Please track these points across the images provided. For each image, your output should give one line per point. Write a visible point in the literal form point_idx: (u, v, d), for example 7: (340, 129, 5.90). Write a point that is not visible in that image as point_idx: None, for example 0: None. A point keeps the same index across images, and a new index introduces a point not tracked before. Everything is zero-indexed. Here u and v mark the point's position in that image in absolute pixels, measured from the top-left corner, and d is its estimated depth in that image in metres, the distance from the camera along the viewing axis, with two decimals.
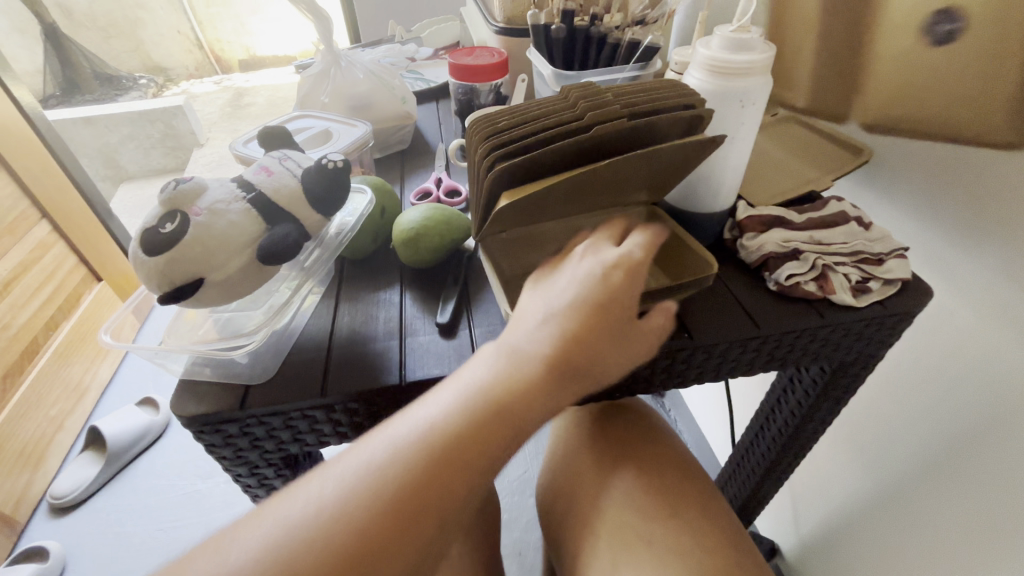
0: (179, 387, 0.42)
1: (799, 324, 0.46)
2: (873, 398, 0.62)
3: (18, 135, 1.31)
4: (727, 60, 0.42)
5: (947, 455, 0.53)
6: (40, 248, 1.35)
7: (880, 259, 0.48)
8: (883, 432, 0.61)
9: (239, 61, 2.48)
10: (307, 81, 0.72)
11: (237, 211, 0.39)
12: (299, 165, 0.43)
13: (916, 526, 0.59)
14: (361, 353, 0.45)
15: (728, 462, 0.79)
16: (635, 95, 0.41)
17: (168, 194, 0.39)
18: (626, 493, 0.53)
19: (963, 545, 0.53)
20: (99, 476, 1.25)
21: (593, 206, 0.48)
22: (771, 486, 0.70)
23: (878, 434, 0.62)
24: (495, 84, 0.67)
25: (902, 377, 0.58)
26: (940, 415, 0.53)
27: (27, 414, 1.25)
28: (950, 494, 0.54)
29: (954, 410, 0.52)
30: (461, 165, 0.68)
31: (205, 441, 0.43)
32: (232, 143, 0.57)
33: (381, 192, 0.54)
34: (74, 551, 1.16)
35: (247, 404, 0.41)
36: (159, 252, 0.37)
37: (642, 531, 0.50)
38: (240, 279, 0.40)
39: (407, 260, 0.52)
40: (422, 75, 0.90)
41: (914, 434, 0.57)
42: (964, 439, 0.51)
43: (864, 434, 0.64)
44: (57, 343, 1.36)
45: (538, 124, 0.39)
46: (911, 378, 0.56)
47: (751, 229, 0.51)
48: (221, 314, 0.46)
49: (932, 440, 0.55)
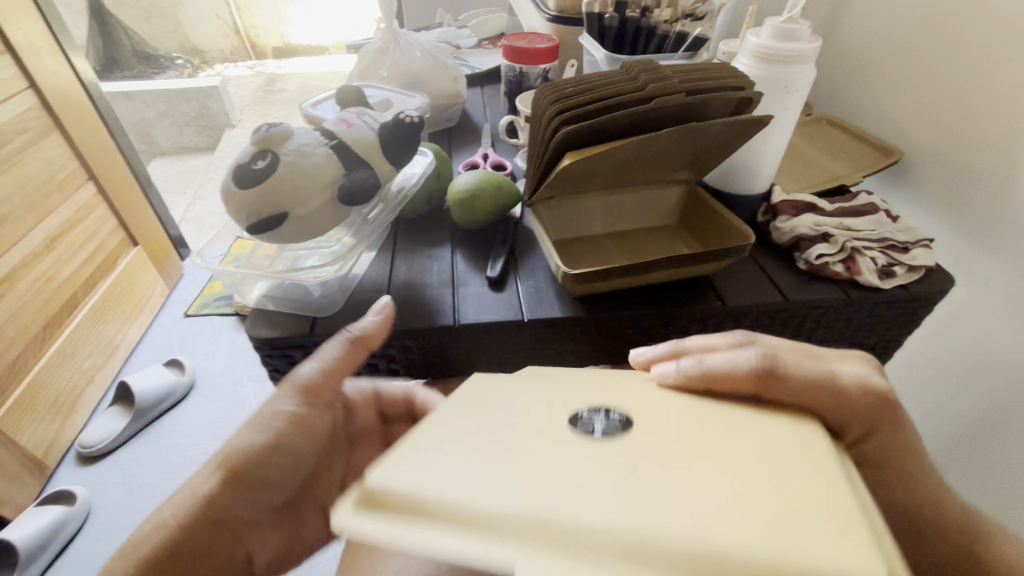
0: (253, 313, 0.47)
1: (825, 300, 0.49)
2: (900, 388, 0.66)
3: (75, 100, 1.27)
4: (776, 48, 0.46)
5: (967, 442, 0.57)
6: (85, 209, 1.29)
7: (906, 248, 0.51)
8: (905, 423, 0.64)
9: (272, 48, 2.51)
10: (367, 56, 0.77)
11: (321, 154, 0.43)
12: (374, 120, 0.48)
13: None
14: (417, 298, 0.48)
15: None
16: (690, 74, 0.45)
17: (261, 135, 0.43)
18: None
19: None
20: (125, 431, 1.18)
21: (637, 179, 0.52)
22: None
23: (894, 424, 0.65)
24: (544, 68, 0.72)
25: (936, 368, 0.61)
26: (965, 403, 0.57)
27: (63, 364, 1.19)
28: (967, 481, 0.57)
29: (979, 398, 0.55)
30: (507, 143, 0.72)
31: (272, 364, 0.47)
32: (302, 104, 0.63)
33: (440, 158, 0.58)
34: (100, 500, 1.09)
35: (315, 332, 0.45)
36: (248, 186, 0.41)
37: None
38: (320, 215, 0.44)
39: (458, 219, 0.55)
40: (467, 61, 0.94)
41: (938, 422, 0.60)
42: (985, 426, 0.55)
43: None
44: (94, 300, 1.29)
45: (597, 94, 0.44)
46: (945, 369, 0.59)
47: (784, 212, 0.54)
48: (295, 252, 0.51)
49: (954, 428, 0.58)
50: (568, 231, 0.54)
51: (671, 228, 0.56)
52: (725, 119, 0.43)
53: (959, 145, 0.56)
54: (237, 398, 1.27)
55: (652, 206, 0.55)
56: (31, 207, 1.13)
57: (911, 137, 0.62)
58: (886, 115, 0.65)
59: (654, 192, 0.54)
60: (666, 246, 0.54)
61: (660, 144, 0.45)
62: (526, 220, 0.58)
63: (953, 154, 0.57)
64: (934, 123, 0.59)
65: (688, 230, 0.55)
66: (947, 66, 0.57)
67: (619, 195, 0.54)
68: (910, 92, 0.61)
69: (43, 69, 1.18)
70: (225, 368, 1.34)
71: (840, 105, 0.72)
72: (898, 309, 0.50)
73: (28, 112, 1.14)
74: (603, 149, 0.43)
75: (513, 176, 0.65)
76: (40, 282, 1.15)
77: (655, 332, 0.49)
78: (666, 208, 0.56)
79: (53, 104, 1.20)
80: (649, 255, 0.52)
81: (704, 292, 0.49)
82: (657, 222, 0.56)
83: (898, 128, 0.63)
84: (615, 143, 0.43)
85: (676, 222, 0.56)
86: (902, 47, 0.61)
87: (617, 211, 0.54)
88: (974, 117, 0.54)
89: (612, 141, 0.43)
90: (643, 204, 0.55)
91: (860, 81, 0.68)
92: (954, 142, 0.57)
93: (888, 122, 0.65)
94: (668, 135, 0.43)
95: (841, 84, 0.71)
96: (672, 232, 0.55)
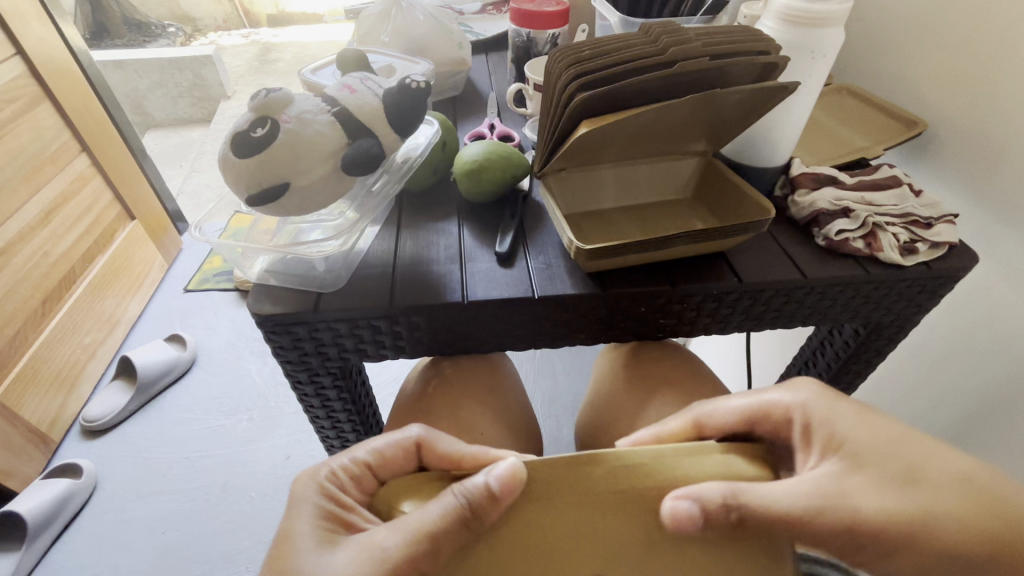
0: (256, 288, 0.45)
1: (845, 277, 0.47)
2: (909, 370, 0.65)
3: (64, 68, 1.22)
4: (804, 9, 0.43)
5: (980, 420, 0.57)
6: (79, 181, 1.26)
7: (929, 223, 0.50)
8: (917, 400, 0.64)
9: (268, 16, 2.22)
10: (369, 21, 0.73)
11: (323, 122, 0.41)
12: (378, 85, 0.45)
13: None
14: (424, 274, 0.47)
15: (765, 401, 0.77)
16: (713, 37, 0.43)
17: (259, 100, 0.41)
18: (663, 415, 0.55)
19: None
20: (129, 405, 1.18)
21: (650, 151, 0.50)
22: None
23: (909, 401, 0.65)
24: (553, 34, 0.69)
25: (947, 348, 0.60)
26: (980, 380, 0.56)
27: (64, 339, 1.18)
28: (980, 457, 0.58)
29: (994, 375, 0.55)
30: (514, 112, 0.69)
31: (275, 341, 0.46)
32: (301, 70, 0.60)
33: (445, 128, 0.56)
34: (106, 472, 1.09)
35: (319, 308, 0.44)
36: (248, 155, 0.39)
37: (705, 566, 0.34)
38: (322, 185, 0.42)
39: (464, 190, 0.53)
40: (471, 27, 0.90)
41: (952, 400, 0.60)
42: (1002, 403, 0.55)
43: (895, 403, 0.68)
44: (93, 275, 1.27)
45: (616, 58, 0.42)
46: (958, 349, 0.59)
47: (803, 185, 0.52)
48: (297, 226, 0.49)
49: (969, 405, 0.58)
50: (578, 206, 0.52)
51: (685, 202, 0.54)
52: (752, 86, 0.41)
53: (984, 115, 0.54)
54: (239, 373, 1.27)
55: (665, 179, 0.53)
56: (25, 179, 1.11)
57: (935, 107, 0.59)
58: (909, 86, 0.62)
59: (666, 165, 0.52)
60: (679, 221, 0.52)
61: (679, 112, 0.43)
62: (535, 194, 0.56)
63: (980, 126, 0.54)
64: (959, 94, 0.56)
65: (703, 204, 0.53)
66: (976, 29, 0.54)
67: (632, 167, 0.52)
68: (935, 61, 0.58)
69: (30, 35, 1.13)
70: (227, 344, 1.33)
71: (861, 76, 0.69)
72: (918, 287, 0.49)
73: (16, 81, 1.10)
74: (619, 117, 0.41)
75: (520, 147, 0.63)
76: (37, 257, 1.13)
77: (668, 310, 0.48)
78: (681, 180, 0.54)
79: (42, 73, 1.16)
80: (662, 230, 0.50)
81: (720, 268, 0.48)
82: (669, 196, 0.54)
83: (921, 100, 0.61)
84: (635, 111, 0.41)
85: (689, 195, 0.54)
86: (929, 13, 0.58)
87: (629, 185, 0.53)
88: (1003, 86, 0.52)
89: (629, 108, 0.41)
90: (656, 177, 0.53)
91: (884, 50, 0.65)
92: (982, 113, 0.54)
93: (911, 90, 0.62)
94: (689, 102, 0.41)
95: (863, 51, 0.68)
96: (687, 207, 0.54)
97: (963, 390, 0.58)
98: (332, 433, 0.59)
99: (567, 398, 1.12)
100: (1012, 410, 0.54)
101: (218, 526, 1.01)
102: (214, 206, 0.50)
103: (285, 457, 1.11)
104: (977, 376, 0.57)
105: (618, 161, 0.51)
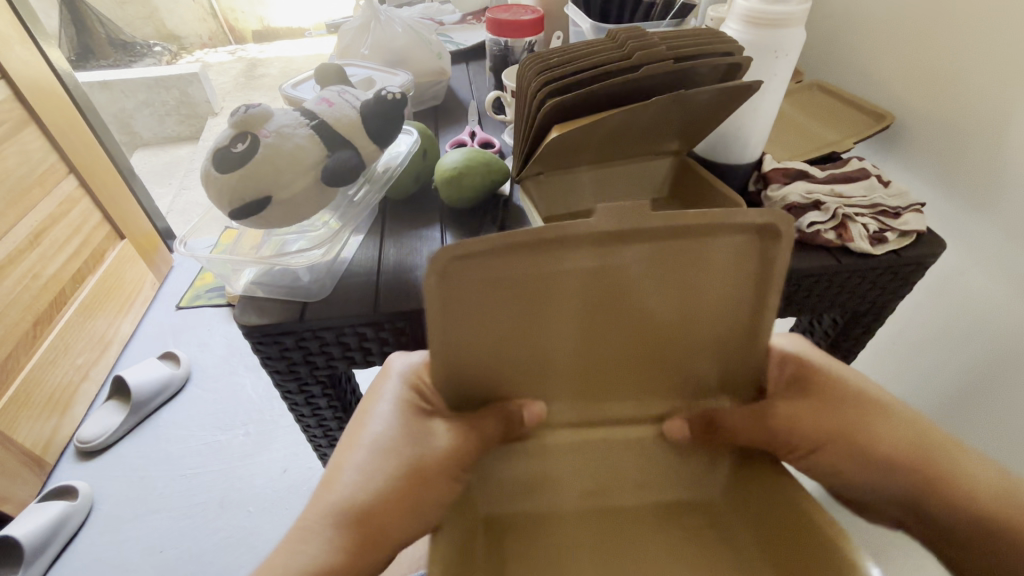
0: (242, 300, 0.46)
1: (818, 268, 0.49)
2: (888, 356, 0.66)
3: (50, 91, 1.23)
4: (765, 11, 0.44)
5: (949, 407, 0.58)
6: (68, 203, 1.26)
7: (897, 213, 0.51)
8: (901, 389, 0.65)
9: (254, 32, 2.33)
10: (348, 35, 0.75)
11: (301, 135, 0.42)
12: (356, 98, 0.46)
13: None
14: (407, 280, 0.48)
15: None
16: (679, 41, 0.44)
17: (239, 117, 0.42)
18: None
19: None
20: (124, 423, 1.18)
21: (624, 152, 0.52)
22: None
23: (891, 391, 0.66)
24: (529, 41, 0.70)
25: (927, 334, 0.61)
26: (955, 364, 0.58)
27: (56, 361, 1.19)
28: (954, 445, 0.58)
29: (968, 360, 0.56)
30: (494, 119, 0.70)
31: (262, 351, 0.47)
32: (282, 85, 0.61)
33: (425, 136, 0.57)
34: (102, 492, 1.09)
35: (305, 318, 0.45)
36: (230, 170, 0.40)
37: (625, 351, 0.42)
38: (304, 198, 0.43)
39: (446, 197, 0.54)
40: (451, 37, 0.91)
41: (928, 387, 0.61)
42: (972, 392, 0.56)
43: None
44: (84, 295, 1.28)
45: (588, 62, 0.43)
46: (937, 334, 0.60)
47: (775, 180, 0.54)
48: (280, 238, 0.50)
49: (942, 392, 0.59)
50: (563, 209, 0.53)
51: (663, 201, 0.55)
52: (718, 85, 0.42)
53: (944, 108, 0.56)
54: (234, 387, 1.27)
55: (642, 180, 0.55)
56: (12, 203, 1.11)
57: (899, 99, 0.61)
58: (876, 82, 0.64)
59: (642, 164, 0.54)
60: None
61: (650, 113, 0.44)
62: (516, 198, 0.58)
63: (944, 117, 0.56)
64: (925, 87, 0.58)
65: (680, 203, 0.54)
66: (932, 25, 0.56)
67: (608, 169, 0.53)
68: (898, 57, 0.60)
69: (14, 60, 1.14)
70: (221, 360, 1.34)
71: (829, 74, 0.71)
72: (890, 275, 0.50)
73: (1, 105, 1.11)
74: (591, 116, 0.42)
75: (501, 153, 0.64)
76: (27, 279, 1.13)
77: None
78: (657, 179, 0.55)
79: (28, 96, 1.17)
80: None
81: None
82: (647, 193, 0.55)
83: (888, 94, 0.63)
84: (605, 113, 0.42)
85: (667, 191, 0.55)
86: (891, 9, 0.60)
87: (607, 186, 0.54)
88: (963, 79, 0.54)
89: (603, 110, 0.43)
90: (633, 176, 0.54)
91: (849, 47, 0.67)
92: (945, 105, 0.56)
93: (877, 84, 0.64)
94: (657, 104, 0.42)
95: (829, 49, 0.70)
96: (664, 205, 0.55)
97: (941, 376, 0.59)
98: (324, 442, 0.59)
99: None
100: (993, 388, 0.53)
101: (218, 541, 1.01)
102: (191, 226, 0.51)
103: (283, 470, 1.11)
104: (953, 361, 0.58)
105: (595, 164, 0.52)
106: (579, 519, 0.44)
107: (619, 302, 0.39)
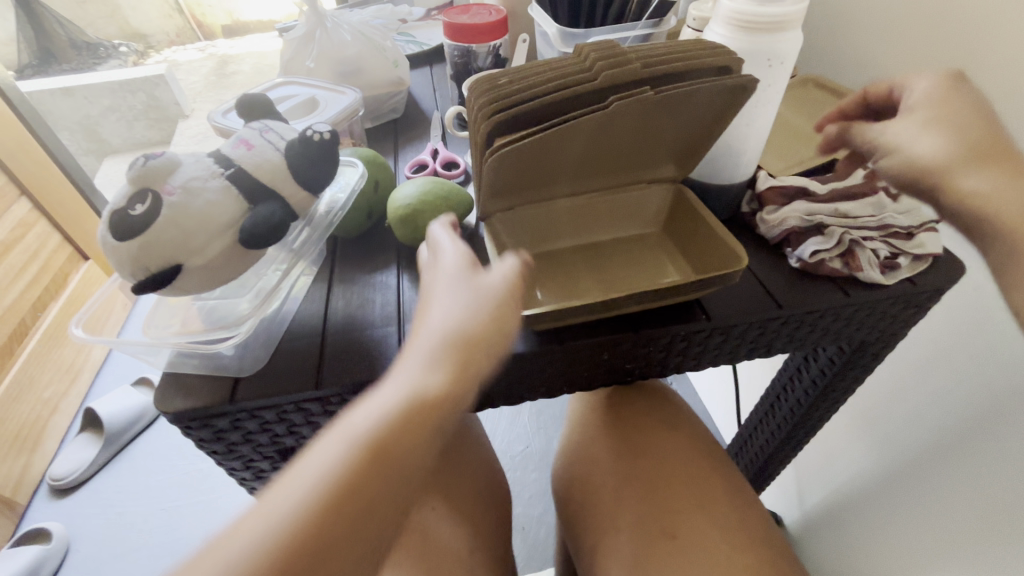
0: (164, 380, 0.40)
1: (820, 303, 0.43)
2: (884, 378, 0.61)
3: None
4: (754, 15, 0.38)
5: (939, 447, 0.54)
6: (22, 228, 1.17)
7: (910, 233, 0.45)
8: (889, 415, 0.60)
9: (223, 29, 1.51)
10: (292, 44, 0.67)
11: (214, 188, 0.36)
12: (282, 137, 0.40)
13: (921, 512, 0.57)
14: (356, 341, 0.42)
15: (748, 419, 0.73)
16: (655, 57, 0.38)
17: (137, 170, 0.35)
18: (640, 470, 0.50)
19: (962, 537, 0.52)
20: (98, 458, 1.09)
21: (608, 181, 0.47)
22: (796, 447, 0.65)
23: (884, 416, 0.61)
24: (494, 45, 0.63)
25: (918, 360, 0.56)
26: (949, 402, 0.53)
27: (20, 397, 1.11)
28: (949, 489, 0.53)
29: (966, 395, 0.51)
30: (458, 134, 0.63)
31: (194, 435, 0.41)
32: (211, 113, 0.54)
33: (374, 165, 0.50)
34: (79, 533, 1.02)
35: (237, 399, 0.39)
36: (126, 236, 0.34)
37: (584, 271, 0.47)
38: (222, 263, 0.37)
39: (403, 238, 0.48)
40: (414, 38, 0.84)
41: (920, 419, 0.56)
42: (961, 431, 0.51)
43: (870, 416, 0.64)
44: (47, 324, 1.19)
45: (546, 85, 0.37)
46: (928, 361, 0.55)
47: (771, 201, 0.48)
48: (206, 302, 0.43)
49: (931, 430, 0.55)
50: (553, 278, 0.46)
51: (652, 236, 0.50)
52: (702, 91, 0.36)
53: None
54: None
55: (628, 213, 0.49)
56: None
57: None
58: (874, 77, 0.58)
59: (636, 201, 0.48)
60: (648, 261, 0.48)
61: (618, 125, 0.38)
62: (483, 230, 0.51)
63: None
64: None
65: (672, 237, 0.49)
66: (943, 12, 0.49)
67: (591, 199, 0.47)
68: (896, 50, 0.54)
69: None
70: None
71: (823, 67, 0.64)
72: (903, 305, 0.45)
73: None
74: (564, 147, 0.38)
75: (465, 174, 0.57)
76: None
77: (634, 355, 0.43)
78: (646, 212, 0.49)
79: None
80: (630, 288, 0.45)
81: (687, 307, 0.43)
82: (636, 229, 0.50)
83: None
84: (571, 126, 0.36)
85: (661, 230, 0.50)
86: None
87: (587, 219, 0.48)
88: (970, 79, 0.48)
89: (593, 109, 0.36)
90: (620, 211, 0.48)
91: (843, 39, 0.60)
92: None
93: (877, 79, 0.57)
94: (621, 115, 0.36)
95: (820, 40, 0.64)
96: (653, 242, 0.49)
97: (934, 410, 0.54)
98: None
99: (553, 410, 1.09)
100: (982, 428, 0.49)
101: None
102: (99, 298, 0.44)
103: None
104: (948, 395, 0.53)
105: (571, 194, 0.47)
106: (637, 527, 0.47)
107: (598, 247, 0.49)
